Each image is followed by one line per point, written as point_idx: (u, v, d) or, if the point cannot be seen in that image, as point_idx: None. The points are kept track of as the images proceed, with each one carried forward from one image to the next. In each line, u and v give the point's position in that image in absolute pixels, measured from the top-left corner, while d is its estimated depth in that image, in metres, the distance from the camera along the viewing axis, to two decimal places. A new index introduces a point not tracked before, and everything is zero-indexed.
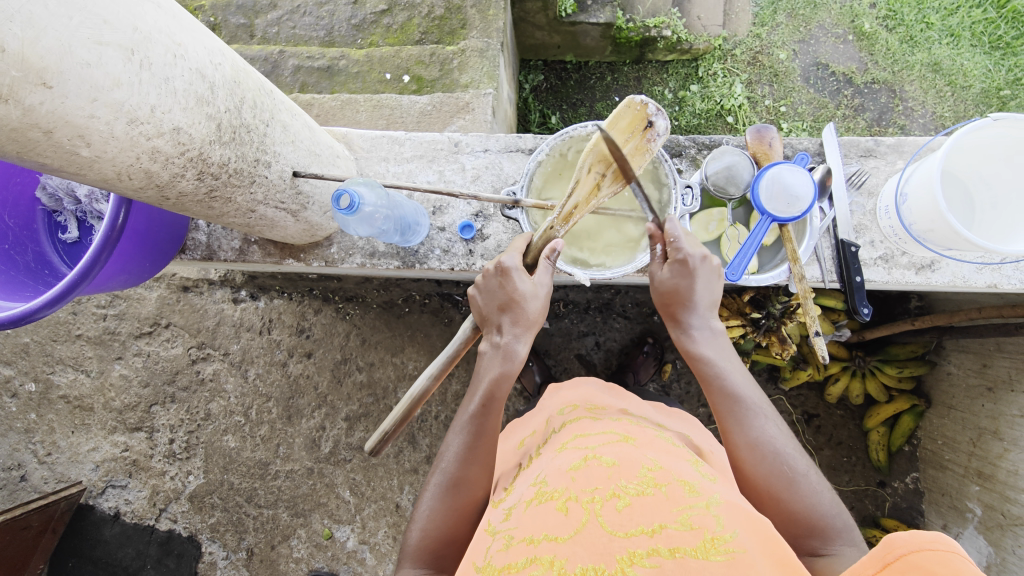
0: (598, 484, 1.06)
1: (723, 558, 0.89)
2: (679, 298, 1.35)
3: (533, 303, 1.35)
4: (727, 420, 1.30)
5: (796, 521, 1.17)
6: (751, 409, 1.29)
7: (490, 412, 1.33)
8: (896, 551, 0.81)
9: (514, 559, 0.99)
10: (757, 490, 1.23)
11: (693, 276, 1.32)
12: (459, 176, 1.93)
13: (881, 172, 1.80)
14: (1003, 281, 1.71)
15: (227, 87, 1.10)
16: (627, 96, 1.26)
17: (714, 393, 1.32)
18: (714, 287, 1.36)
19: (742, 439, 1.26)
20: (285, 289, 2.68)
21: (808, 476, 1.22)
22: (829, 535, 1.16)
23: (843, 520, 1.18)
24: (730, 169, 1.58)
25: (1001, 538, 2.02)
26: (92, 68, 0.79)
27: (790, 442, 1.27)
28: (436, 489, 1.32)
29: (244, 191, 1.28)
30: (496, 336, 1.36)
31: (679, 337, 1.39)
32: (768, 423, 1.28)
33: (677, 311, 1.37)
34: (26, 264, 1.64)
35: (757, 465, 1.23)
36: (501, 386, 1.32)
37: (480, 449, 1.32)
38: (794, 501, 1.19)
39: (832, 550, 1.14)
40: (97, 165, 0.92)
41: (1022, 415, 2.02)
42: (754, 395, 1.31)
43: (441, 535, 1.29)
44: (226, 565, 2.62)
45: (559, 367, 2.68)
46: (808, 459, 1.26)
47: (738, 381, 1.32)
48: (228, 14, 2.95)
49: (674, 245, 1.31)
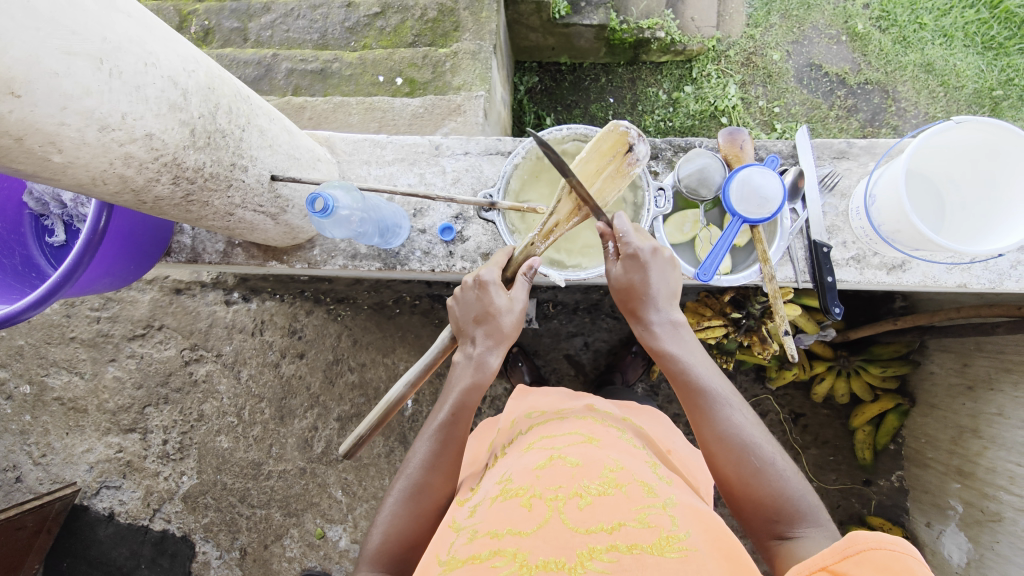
0: (563, 482, 1.09)
1: (677, 555, 0.94)
2: (636, 293, 1.37)
3: (507, 316, 1.37)
4: (695, 414, 1.32)
5: (763, 508, 1.19)
6: (718, 400, 1.30)
7: (459, 423, 1.37)
8: (857, 546, 0.89)
9: (478, 551, 1.00)
10: (726, 479, 1.26)
11: (644, 269, 1.35)
12: (440, 179, 1.96)
13: (853, 174, 1.83)
14: (972, 281, 1.73)
15: (201, 93, 1.13)
16: (612, 121, 1.28)
17: (681, 388, 1.34)
18: (669, 279, 1.39)
19: (710, 431, 1.28)
20: (276, 291, 2.71)
21: (774, 463, 1.23)
22: (795, 518, 1.16)
23: (810, 502, 1.19)
24: (702, 170, 1.61)
25: (979, 534, 2.04)
26: (61, 77, 0.82)
27: (756, 428, 1.28)
28: (399, 494, 1.35)
29: (222, 195, 1.31)
30: (470, 347, 1.40)
31: (641, 333, 1.40)
32: (734, 413, 1.29)
33: (635, 306, 1.38)
34: (14, 267, 1.67)
35: (724, 456, 1.25)
36: (470, 397, 1.36)
37: (446, 457, 1.36)
38: (763, 490, 1.20)
39: (798, 533, 1.14)
40: (71, 170, 0.94)
41: (1001, 414, 2.04)
42: (721, 385, 1.32)
43: (402, 540, 1.31)
44: (219, 564, 2.65)
45: (548, 367, 2.71)
46: (775, 444, 1.27)
47: (703, 373, 1.33)
48: (222, 18, 2.98)
49: (624, 239, 1.34)
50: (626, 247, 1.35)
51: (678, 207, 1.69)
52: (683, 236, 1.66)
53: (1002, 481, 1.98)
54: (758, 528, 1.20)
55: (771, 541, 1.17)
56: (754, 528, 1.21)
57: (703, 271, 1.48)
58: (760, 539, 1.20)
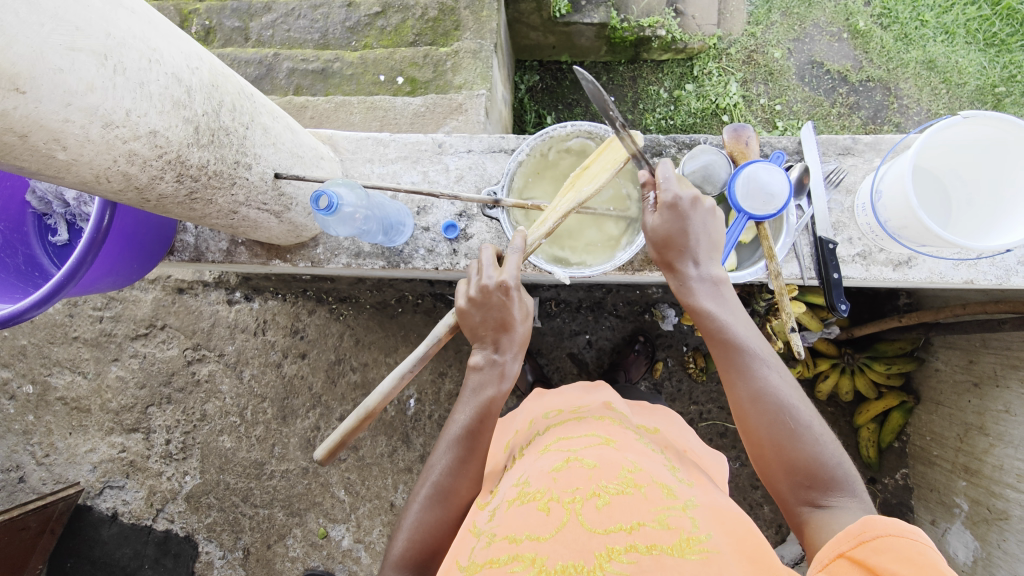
0: (580, 484, 1.09)
1: (698, 557, 0.93)
2: (673, 245, 1.32)
3: (523, 326, 1.37)
4: (728, 374, 1.32)
5: (797, 472, 1.19)
6: (756, 359, 1.29)
7: (486, 429, 1.37)
8: (873, 530, 0.90)
9: (496, 555, 1.01)
10: (760, 441, 1.25)
11: (683, 220, 1.30)
12: (443, 177, 1.96)
13: (858, 170, 1.83)
14: (979, 277, 1.73)
15: (204, 91, 1.13)
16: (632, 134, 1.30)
17: (716, 345, 1.32)
18: (709, 231, 1.33)
19: (748, 389, 1.27)
20: (279, 290, 2.70)
21: (811, 429, 1.23)
22: (830, 486, 1.17)
23: (845, 472, 1.19)
24: (706, 168, 1.62)
25: (986, 532, 2.03)
26: (65, 74, 0.81)
27: (793, 392, 1.28)
28: (425, 500, 1.35)
29: (226, 193, 1.30)
30: (490, 351, 1.38)
31: (677, 288, 1.36)
32: (771, 374, 1.28)
33: (671, 259, 1.34)
34: (17, 267, 1.66)
35: (759, 417, 1.25)
36: (496, 403, 1.37)
37: (472, 463, 1.37)
38: (797, 452, 1.20)
39: (831, 501, 1.15)
40: (74, 168, 0.94)
41: (1008, 410, 2.03)
42: (759, 346, 1.31)
43: (428, 546, 1.32)
44: (223, 564, 2.64)
45: (551, 366, 2.69)
46: (811, 410, 1.27)
47: (741, 332, 1.31)
48: (223, 18, 2.97)
49: (664, 187, 1.30)
50: (664, 196, 1.30)
51: None
52: None
53: (1009, 479, 1.97)
54: (788, 493, 1.21)
55: (801, 506, 1.18)
56: (784, 492, 1.22)
57: None
58: (789, 503, 1.21)
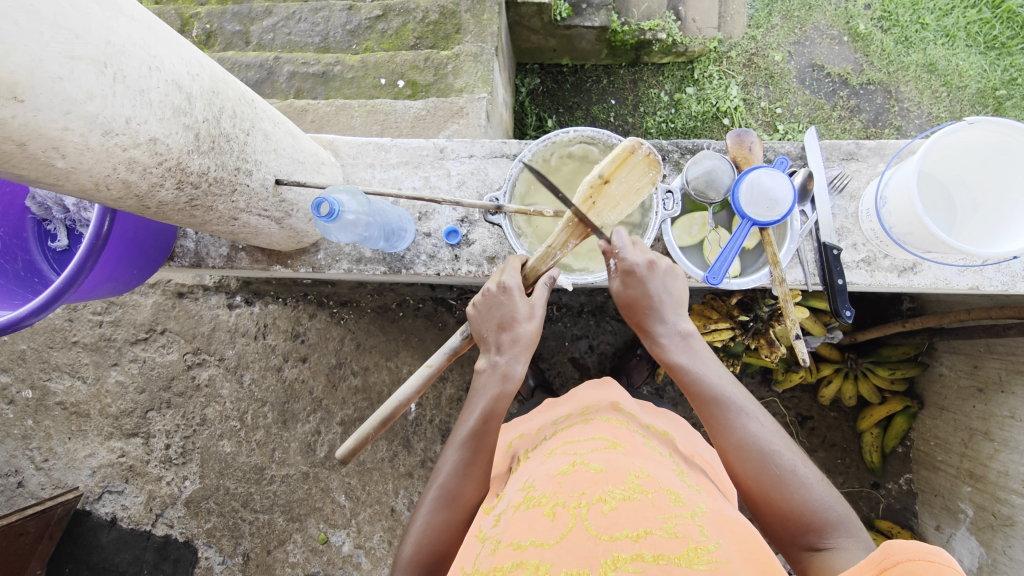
0: (585, 488, 1.08)
1: (706, 567, 0.92)
2: (640, 307, 1.36)
3: (528, 324, 1.36)
4: (711, 425, 1.31)
5: (792, 518, 1.18)
6: (732, 409, 1.29)
7: (489, 431, 1.36)
8: (894, 557, 0.87)
9: (500, 562, 0.98)
10: (750, 491, 1.24)
11: (643, 282, 1.35)
12: (445, 182, 1.96)
13: (863, 176, 1.82)
14: (985, 283, 1.72)
15: (205, 97, 1.12)
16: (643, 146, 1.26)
17: (694, 399, 1.33)
18: (674, 289, 1.37)
19: (727, 441, 1.27)
20: (279, 294, 2.70)
21: (796, 472, 1.22)
22: (825, 529, 1.14)
23: (837, 512, 1.17)
24: (710, 173, 1.61)
25: (992, 538, 2.01)
26: (64, 81, 0.80)
27: (775, 437, 1.27)
28: (432, 503, 1.34)
29: (226, 200, 1.30)
30: (495, 353, 1.37)
31: (651, 346, 1.37)
32: (751, 421, 1.28)
33: (642, 319, 1.37)
34: (15, 272, 1.65)
35: (745, 467, 1.25)
36: (499, 404, 1.35)
37: (478, 465, 1.36)
38: (787, 498, 1.19)
39: (830, 546, 1.12)
40: (74, 175, 0.93)
41: (1012, 416, 2.02)
42: (737, 395, 1.31)
43: (436, 550, 1.30)
44: (222, 570, 2.62)
45: (552, 371, 2.68)
46: (796, 453, 1.26)
47: (716, 383, 1.32)
48: (224, 22, 2.96)
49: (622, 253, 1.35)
50: (622, 263, 1.35)
51: (686, 210, 1.71)
52: (691, 239, 1.67)
53: (1015, 485, 1.95)
54: (788, 541, 1.19)
55: (801, 554, 1.16)
56: (784, 540, 1.20)
57: (713, 275, 1.47)
58: (790, 551, 1.19)
